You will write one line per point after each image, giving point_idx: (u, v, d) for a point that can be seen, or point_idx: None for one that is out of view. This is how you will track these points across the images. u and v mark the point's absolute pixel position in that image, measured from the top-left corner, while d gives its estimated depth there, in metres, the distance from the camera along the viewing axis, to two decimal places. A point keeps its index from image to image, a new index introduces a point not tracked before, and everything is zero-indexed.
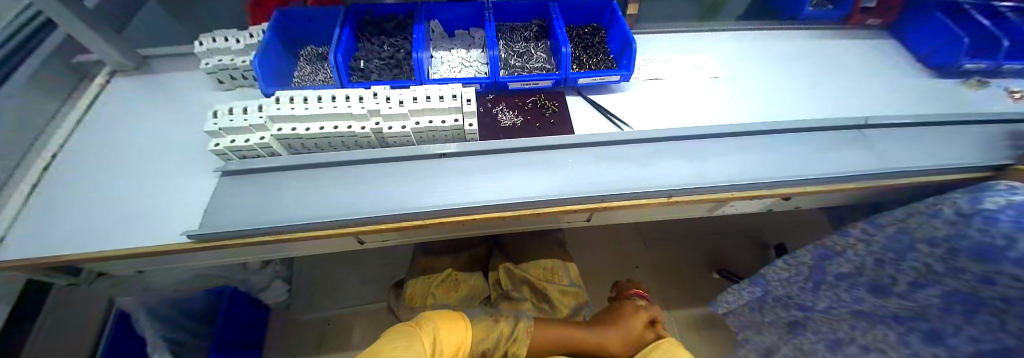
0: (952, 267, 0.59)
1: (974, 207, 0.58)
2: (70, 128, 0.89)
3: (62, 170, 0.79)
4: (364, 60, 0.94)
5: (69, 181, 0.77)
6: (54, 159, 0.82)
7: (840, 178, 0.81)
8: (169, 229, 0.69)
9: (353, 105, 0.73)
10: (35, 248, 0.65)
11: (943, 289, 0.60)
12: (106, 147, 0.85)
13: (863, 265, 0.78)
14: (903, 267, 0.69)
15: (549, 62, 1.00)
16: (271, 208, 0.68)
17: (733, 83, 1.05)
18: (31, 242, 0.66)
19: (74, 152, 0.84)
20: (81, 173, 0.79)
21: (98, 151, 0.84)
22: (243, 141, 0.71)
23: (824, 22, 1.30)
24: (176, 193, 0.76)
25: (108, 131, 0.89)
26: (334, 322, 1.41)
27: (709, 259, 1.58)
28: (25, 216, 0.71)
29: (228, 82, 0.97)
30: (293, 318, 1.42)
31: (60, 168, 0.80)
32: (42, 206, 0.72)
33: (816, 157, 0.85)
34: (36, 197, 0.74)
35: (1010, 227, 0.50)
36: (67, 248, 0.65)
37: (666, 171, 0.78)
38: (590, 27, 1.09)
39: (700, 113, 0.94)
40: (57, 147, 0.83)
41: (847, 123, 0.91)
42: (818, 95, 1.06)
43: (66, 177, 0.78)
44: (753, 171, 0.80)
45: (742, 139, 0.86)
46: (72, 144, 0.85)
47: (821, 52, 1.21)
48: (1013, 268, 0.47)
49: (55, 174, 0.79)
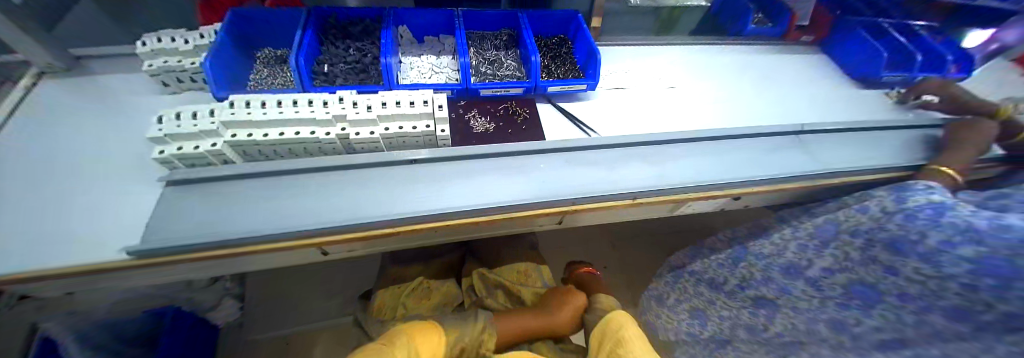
0: (867, 256, 0.64)
1: (898, 206, 0.62)
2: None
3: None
4: (329, 64, 0.91)
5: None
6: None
7: (781, 180, 0.89)
8: (104, 246, 0.63)
9: (317, 110, 0.71)
10: None
11: (851, 276, 0.66)
12: (28, 155, 0.76)
13: (785, 248, 0.87)
14: (824, 254, 0.74)
15: (519, 70, 1.02)
16: (224, 221, 0.64)
17: (690, 92, 1.14)
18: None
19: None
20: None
21: (17, 159, 0.74)
22: (192, 149, 0.66)
23: (767, 38, 1.44)
24: (112, 206, 0.69)
25: (32, 138, 0.79)
26: (297, 339, 1.34)
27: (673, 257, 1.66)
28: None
29: (175, 85, 0.90)
30: (254, 338, 1.33)
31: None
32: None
33: (761, 161, 0.93)
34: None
35: (923, 225, 0.53)
36: None
37: (631, 174, 0.83)
38: (558, 38, 1.13)
39: (661, 120, 1.01)
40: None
41: (788, 130, 1.01)
42: (763, 103, 1.17)
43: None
44: (709, 174, 0.86)
45: (699, 145, 0.93)
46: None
47: (765, 65, 1.35)
48: (920, 264, 0.52)
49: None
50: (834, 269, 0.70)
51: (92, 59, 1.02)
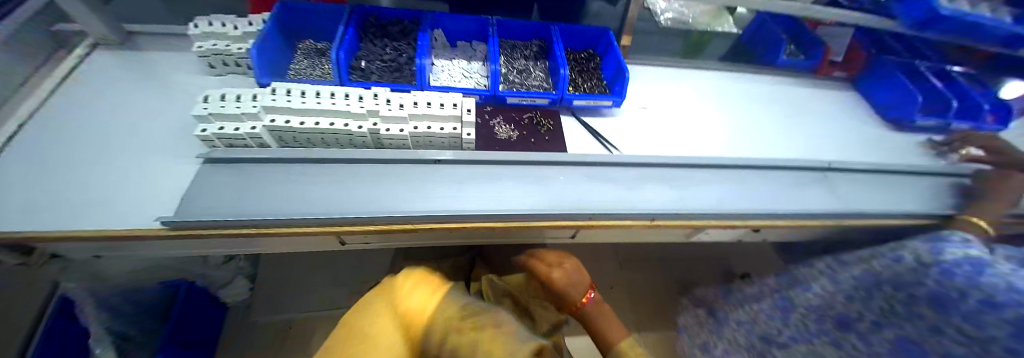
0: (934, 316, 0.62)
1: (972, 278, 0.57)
2: (44, 93, 0.84)
3: (29, 137, 0.75)
4: (366, 61, 0.94)
5: (34, 150, 0.73)
6: (26, 120, 0.78)
7: (804, 216, 0.87)
8: (140, 213, 0.66)
9: (351, 103, 0.73)
10: None
11: None
12: (77, 119, 0.81)
13: (834, 299, 0.85)
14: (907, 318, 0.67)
15: (547, 81, 1.04)
16: (253, 202, 0.66)
17: (715, 118, 1.13)
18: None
19: (44, 121, 0.79)
20: (48, 144, 0.74)
21: (67, 122, 0.79)
22: (233, 130, 0.69)
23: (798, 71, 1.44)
24: (149, 177, 0.72)
25: (83, 104, 0.84)
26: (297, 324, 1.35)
27: (680, 283, 1.63)
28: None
29: (220, 67, 0.95)
30: (258, 319, 1.35)
31: (30, 134, 0.76)
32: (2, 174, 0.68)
33: (784, 195, 0.92)
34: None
35: None
36: (22, 224, 0.61)
37: (652, 196, 0.83)
38: (587, 52, 1.14)
39: (686, 144, 1.00)
40: (28, 111, 0.79)
41: (814, 166, 0.99)
42: (790, 136, 1.15)
43: (31, 145, 0.74)
44: (728, 203, 0.86)
45: (721, 172, 0.93)
46: (46, 111, 0.81)
47: (792, 97, 1.33)
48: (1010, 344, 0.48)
49: (23, 141, 0.74)
50: (884, 324, 0.71)
51: (141, 35, 1.07)
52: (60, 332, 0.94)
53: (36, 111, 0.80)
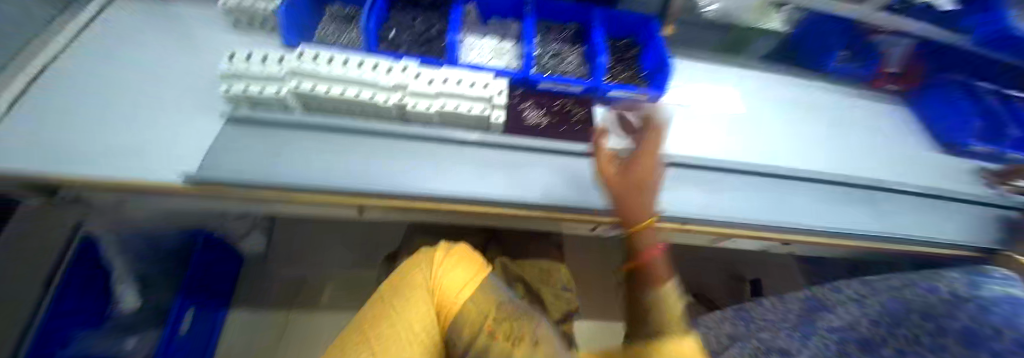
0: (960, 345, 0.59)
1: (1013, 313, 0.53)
2: (70, 35, 0.83)
3: (57, 77, 0.74)
4: (396, 31, 0.90)
5: (61, 89, 0.72)
6: (56, 60, 0.77)
7: (842, 235, 0.82)
8: (163, 166, 0.65)
9: (380, 75, 0.71)
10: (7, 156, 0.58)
11: None
12: (105, 65, 0.80)
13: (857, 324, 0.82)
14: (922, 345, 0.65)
15: (581, 68, 0.99)
16: (276, 167, 0.65)
17: (754, 121, 1.07)
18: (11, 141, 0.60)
19: (70, 63, 0.78)
20: (74, 85, 0.73)
21: (92, 67, 0.78)
22: (260, 91, 0.67)
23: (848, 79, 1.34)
24: (173, 130, 0.71)
25: (110, 51, 0.83)
26: (308, 288, 1.39)
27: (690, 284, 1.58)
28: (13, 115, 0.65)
29: (248, 26, 0.92)
30: (271, 279, 1.39)
31: (57, 74, 0.75)
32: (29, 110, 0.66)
33: (821, 210, 0.86)
34: (26, 99, 0.68)
35: None
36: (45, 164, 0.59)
37: (681, 198, 0.79)
38: (626, 40, 1.08)
39: (721, 147, 0.95)
40: (56, 52, 0.78)
41: (857, 183, 0.93)
42: (832, 148, 1.08)
43: (59, 84, 0.73)
44: (761, 212, 0.81)
45: (756, 180, 0.88)
46: (72, 54, 0.80)
47: (837, 107, 1.24)
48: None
49: (50, 78, 0.73)
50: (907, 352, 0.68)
51: None
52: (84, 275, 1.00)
53: (63, 52, 0.79)
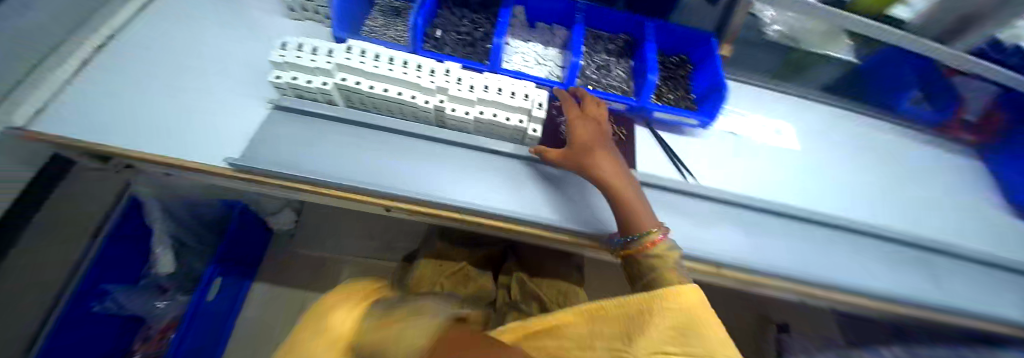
0: None
1: None
2: (135, 8, 0.87)
3: (117, 52, 0.79)
4: (441, 30, 0.88)
5: (121, 64, 0.76)
6: (117, 33, 0.81)
7: (897, 302, 0.74)
8: (210, 148, 0.67)
9: (422, 77, 0.69)
10: (85, 128, 0.64)
11: None
12: (162, 40, 0.83)
13: None
14: None
15: (627, 84, 0.94)
16: (312, 160, 0.66)
17: (809, 161, 0.99)
18: (63, 117, 0.65)
19: (133, 37, 0.82)
20: (131, 61, 0.78)
21: (150, 42, 0.82)
22: (305, 83, 0.67)
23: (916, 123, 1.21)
24: (221, 112, 0.74)
25: (167, 26, 0.87)
26: (327, 267, 1.44)
27: None
28: (73, 87, 0.70)
29: (300, 12, 0.93)
30: (296, 253, 1.46)
31: (117, 49, 0.79)
32: (85, 83, 0.71)
33: (875, 270, 0.78)
34: (86, 72, 0.73)
35: None
36: (113, 137, 0.64)
37: (720, 238, 0.74)
38: (678, 58, 1.02)
39: (767, 185, 0.88)
40: (120, 24, 0.82)
41: (922, 243, 0.84)
42: (891, 199, 0.99)
43: (116, 60, 0.77)
44: (807, 264, 0.75)
45: (804, 228, 0.81)
46: (134, 27, 0.84)
47: (904, 153, 1.13)
48: None
49: (110, 54, 0.78)
50: None
51: None
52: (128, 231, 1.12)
53: (127, 25, 0.84)
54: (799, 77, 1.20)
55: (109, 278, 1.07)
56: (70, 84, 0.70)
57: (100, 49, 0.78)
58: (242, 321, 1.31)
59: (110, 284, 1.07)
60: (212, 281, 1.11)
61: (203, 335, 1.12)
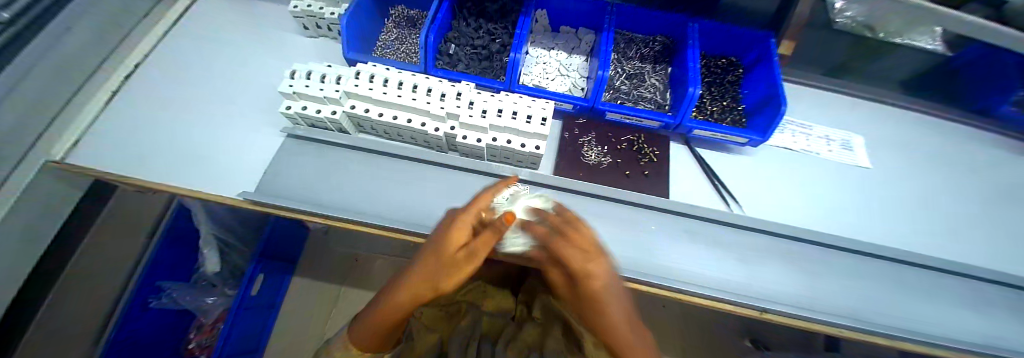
0: None
1: None
2: (156, 38, 0.90)
3: (135, 86, 0.82)
4: (455, 44, 0.83)
5: (138, 99, 0.80)
6: (137, 68, 0.85)
7: (982, 354, 0.64)
8: (231, 180, 0.69)
9: (433, 102, 0.65)
10: (130, 167, 0.70)
11: None
12: (175, 71, 0.86)
13: None
14: None
15: (663, 94, 0.84)
16: (324, 191, 0.65)
17: (877, 181, 0.85)
18: (91, 159, 0.70)
19: (149, 69, 0.86)
20: (153, 95, 0.81)
21: (169, 72, 0.85)
22: (315, 112, 0.66)
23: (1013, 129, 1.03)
24: (240, 140, 0.75)
25: (180, 55, 0.89)
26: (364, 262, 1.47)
27: (740, 323, 1.34)
28: (96, 129, 0.74)
29: (314, 30, 0.91)
30: (331, 248, 1.46)
31: (135, 83, 0.83)
32: (110, 119, 0.76)
33: (963, 318, 0.66)
34: (107, 112, 0.77)
35: None
36: (151, 174, 0.69)
37: (767, 277, 0.65)
38: (726, 60, 0.92)
39: (823, 211, 0.78)
40: (137, 59, 0.86)
41: (1018, 284, 0.70)
42: (981, 224, 0.83)
43: (135, 96, 0.81)
44: (870, 309, 0.65)
45: (873, 266, 0.69)
46: (151, 60, 0.87)
47: (997, 167, 0.95)
48: None
49: (128, 91, 0.81)
50: None
51: None
52: (186, 241, 1.16)
53: (145, 59, 0.87)
54: (852, 69, 1.08)
55: (161, 275, 1.07)
56: (93, 127, 0.74)
57: (120, 85, 0.81)
58: (283, 312, 1.33)
59: (164, 281, 1.08)
60: (254, 279, 1.11)
61: (249, 324, 1.14)
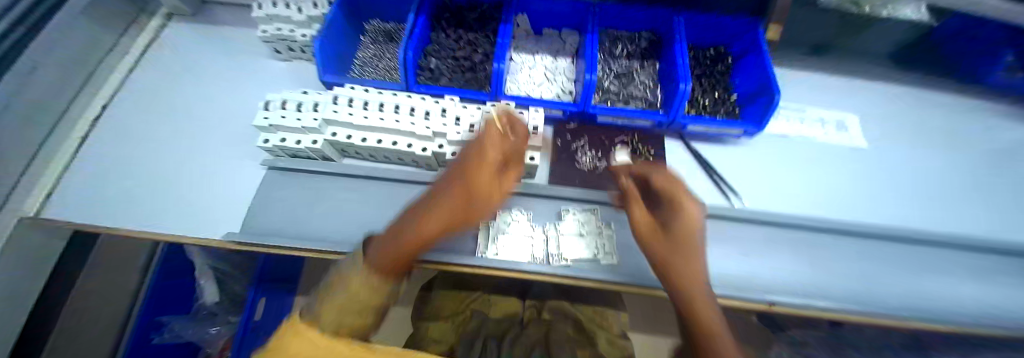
0: None
1: None
2: (118, 77, 0.86)
3: (104, 129, 0.78)
4: (436, 58, 0.81)
5: (110, 143, 0.76)
6: (105, 109, 0.81)
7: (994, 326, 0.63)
8: (216, 221, 0.67)
9: (417, 123, 0.62)
10: (108, 216, 0.66)
11: None
12: (148, 109, 0.82)
13: None
14: None
15: (653, 91, 0.83)
16: (311, 224, 0.62)
17: (873, 159, 0.85)
18: (70, 209, 0.67)
19: (119, 110, 0.81)
20: (126, 136, 0.78)
21: (139, 112, 0.82)
22: (295, 143, 0.63)
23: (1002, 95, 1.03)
24: (222, 177, 0.73)
25: (151, 91, 0.85)
26: None
27: None
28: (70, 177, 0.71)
29: (287, 53, 0.88)
30: None
31: (104, 127, 0.79)
32: (85, 165, 0.72)
33: (970, 293, 0.66)
34: (78, 159, 0.73)
35: None
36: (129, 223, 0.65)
37: (776, 269, 0.64)
38: (714, 50, 0.90)
39: (823, 196, 0.77)
40: (104, 100, 0.82)
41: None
42: (978, 192, 0.83)
43: (107, 139, 0.77)
44: (876, 291, 0.65)
45: (874, 248, 0.69)
46: (118, 100, 0.83)
47: (989, 134, 0.96)
48: None
49: (98, 135, 0.77)
50: None
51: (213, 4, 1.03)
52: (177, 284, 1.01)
53: (112, 99, 0.83)
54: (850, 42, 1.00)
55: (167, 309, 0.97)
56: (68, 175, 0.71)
57: (90, 129, 0.78)
58: None
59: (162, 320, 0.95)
60: None
61: None
